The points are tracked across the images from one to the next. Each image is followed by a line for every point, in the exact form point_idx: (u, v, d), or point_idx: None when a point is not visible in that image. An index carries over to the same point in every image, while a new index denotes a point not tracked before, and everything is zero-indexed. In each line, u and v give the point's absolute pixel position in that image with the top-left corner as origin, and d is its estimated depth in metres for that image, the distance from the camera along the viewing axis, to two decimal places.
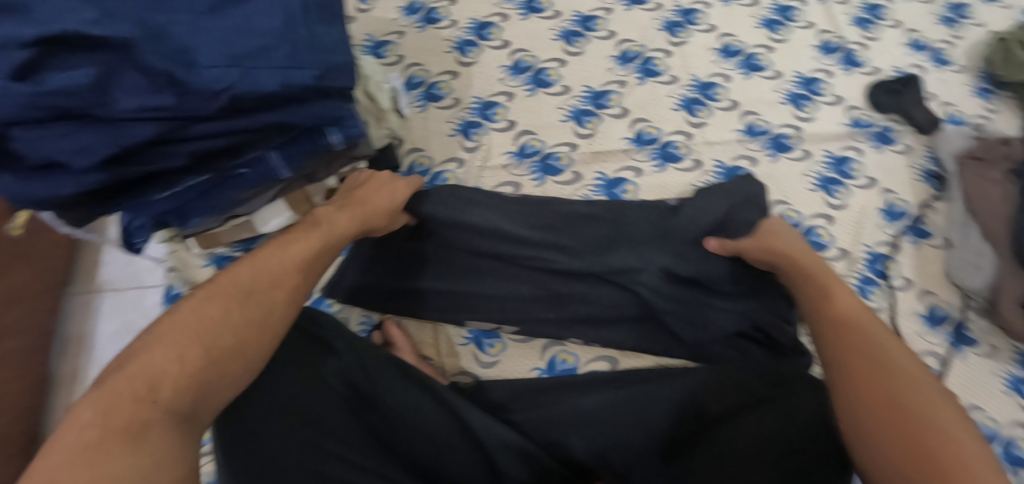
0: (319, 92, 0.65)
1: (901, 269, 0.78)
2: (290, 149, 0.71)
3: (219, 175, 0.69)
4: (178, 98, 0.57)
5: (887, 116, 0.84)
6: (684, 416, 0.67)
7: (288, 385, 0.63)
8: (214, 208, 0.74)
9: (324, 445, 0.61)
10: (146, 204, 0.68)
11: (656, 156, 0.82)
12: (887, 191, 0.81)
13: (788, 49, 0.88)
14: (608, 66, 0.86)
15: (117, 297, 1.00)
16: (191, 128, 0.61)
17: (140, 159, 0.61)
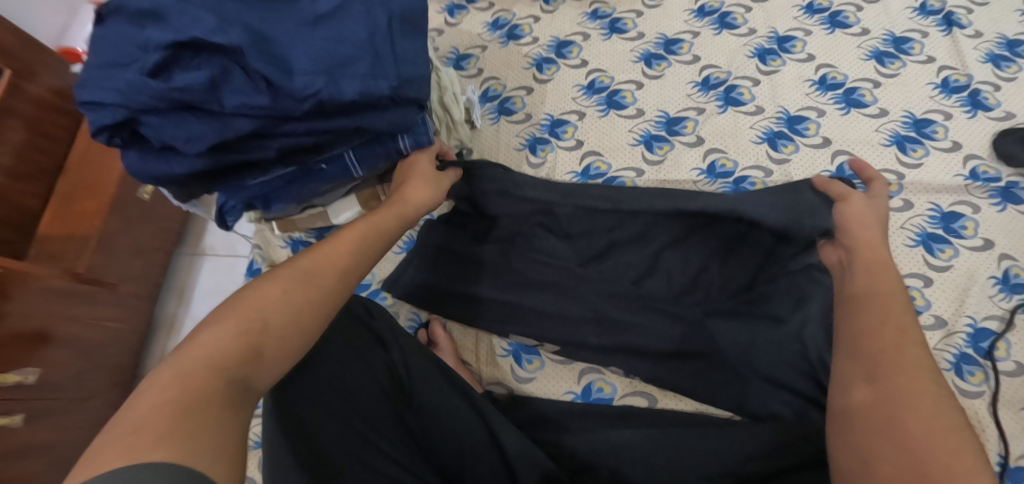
0: (395, 100, 0.66)
1: (1013, 351, 0.65)
2: (369, 150, 0.73)
3: (302, 169, 0.73)
4: (272, 98, 0.61)
5: (1016, 170, 0.72)
6: (731, 471, 0.61)
7: (340, 367, 0.64)
8: (296, 196, 0.77)
9: (366, 432, 0.61)
10: (239, 189, 0.73)
11: (727, 190, 0.76)
12: (1006, 257, 0.69)
13: (899, 86, 0.78)
14: (688, 91, 0.82)
15: (216, 261, 1.12)
16: (281, 127, 0.64)
17: (235, 149, 0.65)
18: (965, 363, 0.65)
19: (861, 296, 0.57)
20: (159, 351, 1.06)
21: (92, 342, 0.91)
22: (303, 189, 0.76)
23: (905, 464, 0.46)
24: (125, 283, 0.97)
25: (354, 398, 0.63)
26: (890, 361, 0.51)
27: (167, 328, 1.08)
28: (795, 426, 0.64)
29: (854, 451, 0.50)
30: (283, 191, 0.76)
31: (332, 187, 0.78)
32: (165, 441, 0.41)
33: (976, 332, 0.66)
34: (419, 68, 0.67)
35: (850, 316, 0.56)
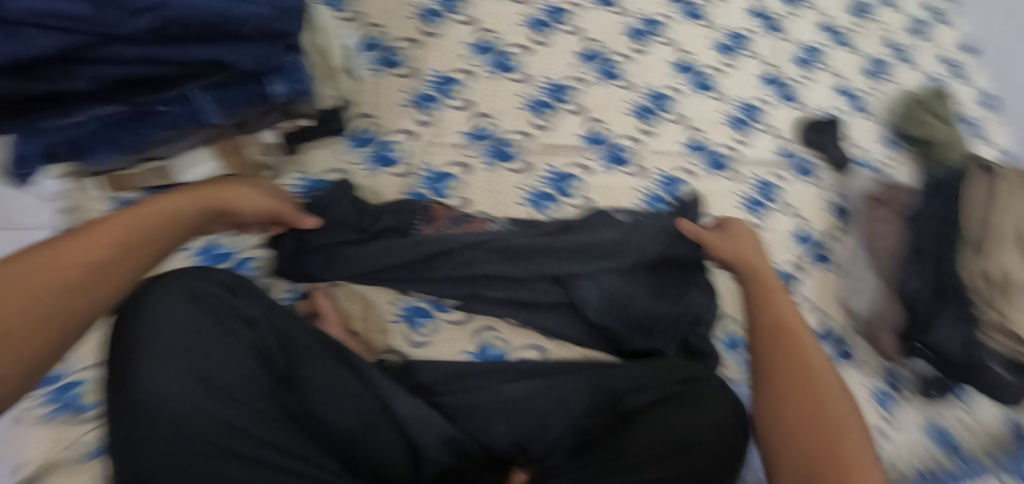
0: (261, 32, 0.57)
1: (802, 289, 0.86)
2: (222, 91, 0.61)
3: (136, 109, 0.59)
4: (95, 9, 0.48)
5: (808, 150, 0.93)
6: (605, 409, 0.68)
7: (197, 350, 0.55)
8: (127, 146, 0.62)
9: (225, 417, 0.53)
10: (40, 129, 0.55)
11: (605, 157, 0.84)
12: (800, 218, 0.89)
13: (736, 74, 0.95)
14: (570, 61, 0.88)
15: None
16: (107, 49, 0.51)
17: (38, 77, 0.49)
18: None
19: (786, 330, 0.59)
20: None
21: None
22: (137, 136, 0.61)
23: (817, 445, 0.50)
24: None
25: (213, 375, 0.55)
26: (789, 330, 0.59)
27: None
28: (648, 371, 0.69)
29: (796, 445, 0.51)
30: (106, 135, 0.60)
31: (172, 134, 0.64)
32: None
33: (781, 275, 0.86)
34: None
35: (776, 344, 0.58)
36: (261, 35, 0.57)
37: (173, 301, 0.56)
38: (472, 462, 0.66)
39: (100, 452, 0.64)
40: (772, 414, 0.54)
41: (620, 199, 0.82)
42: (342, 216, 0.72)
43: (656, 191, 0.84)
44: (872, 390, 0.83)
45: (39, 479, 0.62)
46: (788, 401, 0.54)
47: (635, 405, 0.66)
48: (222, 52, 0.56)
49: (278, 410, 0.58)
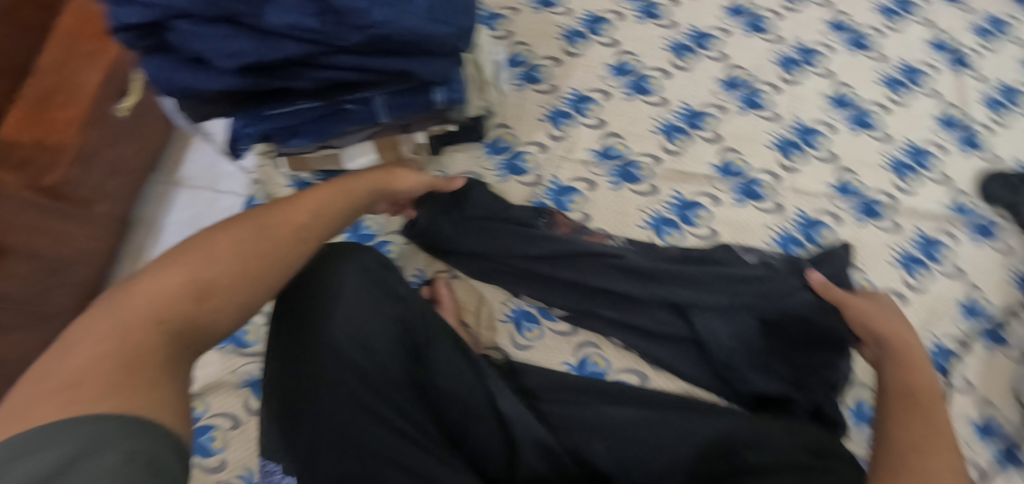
0: (450, 51, 0.61)
1: (966, 371, 0.73)
2: (404, 98, 0.68)
3: (330, 107, 0.67)
4: (326, 24, 0.54)
5: (994, 209, 0.80)
6: (712, 456, 0.61)
7: (353, 309, 0.60)
8: (322, 136, 0.70)
9: (363, 371, 0.58)
10: (260, 117, 0.65)
11: (738, 190, 0.80)
12: (972, 286, 0.76)
13: (905, 114, 0.85)
14: (712, 88, 0.85)
15: (193, 194, 1.02)
16: (329, 57, 0.57)
17: (274, 74, 0.58)
18: None
19: (915, 390, 0.54)
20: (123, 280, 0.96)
21: (57, 257, 0.80)
22: (330, 129, 0.70)
23: None
24: (97, 202, 0.86)
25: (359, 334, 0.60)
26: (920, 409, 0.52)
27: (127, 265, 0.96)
28: (772, 430, 0.62)
29: None
30: (307, 127, 0.69)
31: (354, 130, 0.72)
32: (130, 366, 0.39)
33: (939, 350, 0.73)
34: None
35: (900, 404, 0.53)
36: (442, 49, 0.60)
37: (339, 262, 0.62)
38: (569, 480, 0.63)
39: (250, 383, 0.73)
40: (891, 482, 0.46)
41: (751, 235, 0.77)
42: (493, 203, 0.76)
43: (792, 231, 0.77)
44: None
45: (203, 394, 0.72)
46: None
47: (753, 463, 0.58)
48: (417, 66, 0.60)
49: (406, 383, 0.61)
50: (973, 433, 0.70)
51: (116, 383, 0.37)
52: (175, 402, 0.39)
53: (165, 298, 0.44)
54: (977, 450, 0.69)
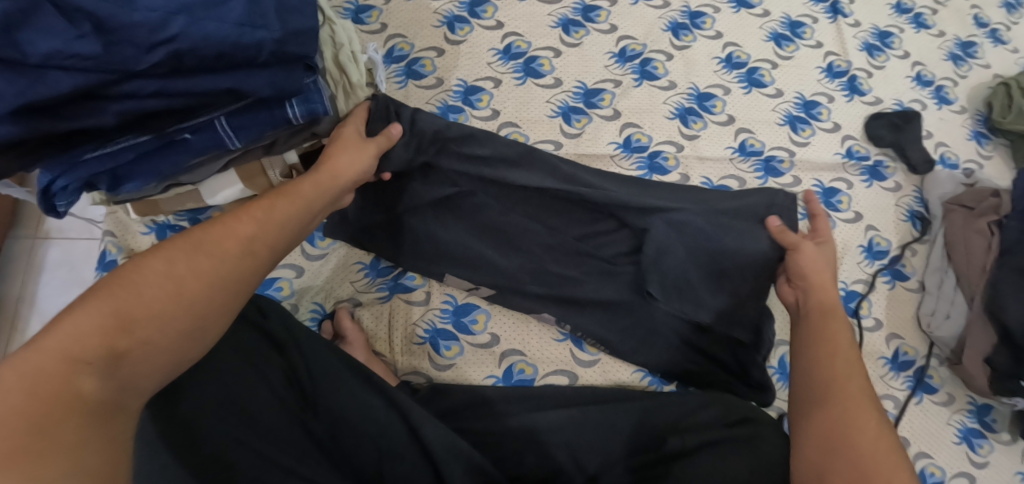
0: (278, 57, 0.54)
1: (873, 309, 0.76)
2: (246, 118, 0.61)
3: (160, 139, 0.59)
4: (105, 47, 0.46)
5: (881, 150, 0.83)
6: (641, 444, 0.63)
7: (227, 377, 0.57)
8: (159, 175, 0.63)
9: (249, 444, 0.54)
10: (75, 162, 0.58)
11: (642, 165, 0.78)
12: (871, 228, 0.79)
13: (793, 68, 0.85)
14: (606, 62, 0.82)
15: (64, 246, 0.92)
16: (124, 84, 0.50)
17: (59, 116, 0.49)
18: None
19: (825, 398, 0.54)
20: None
21: None
22: (166, 165, 0.62)
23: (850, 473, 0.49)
24: None
25: (243, 403, 0.56)
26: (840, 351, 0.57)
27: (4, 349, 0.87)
28: (695, 404, 0.65)
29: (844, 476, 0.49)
30: (139, 166, 0.61)
31: (205, 162, 0.65)
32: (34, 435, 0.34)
33: (847, 294, 0.76)
34: (308, 19, 0.55)
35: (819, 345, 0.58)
36: (276, 61, 0.54)
37: None
38: None
39: None
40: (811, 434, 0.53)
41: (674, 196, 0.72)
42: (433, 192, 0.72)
43: None
44: (958, 428, 0.72)
45: None
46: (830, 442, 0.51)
47: (677, 446, 0.60)
48: (240, 81, 0.53)
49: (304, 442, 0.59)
50: (887, 368, 0.74)
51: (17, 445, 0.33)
52: (92, 474, 0.35)
53: (101, 329, 0.39)
54: (895, 383, 0.73)
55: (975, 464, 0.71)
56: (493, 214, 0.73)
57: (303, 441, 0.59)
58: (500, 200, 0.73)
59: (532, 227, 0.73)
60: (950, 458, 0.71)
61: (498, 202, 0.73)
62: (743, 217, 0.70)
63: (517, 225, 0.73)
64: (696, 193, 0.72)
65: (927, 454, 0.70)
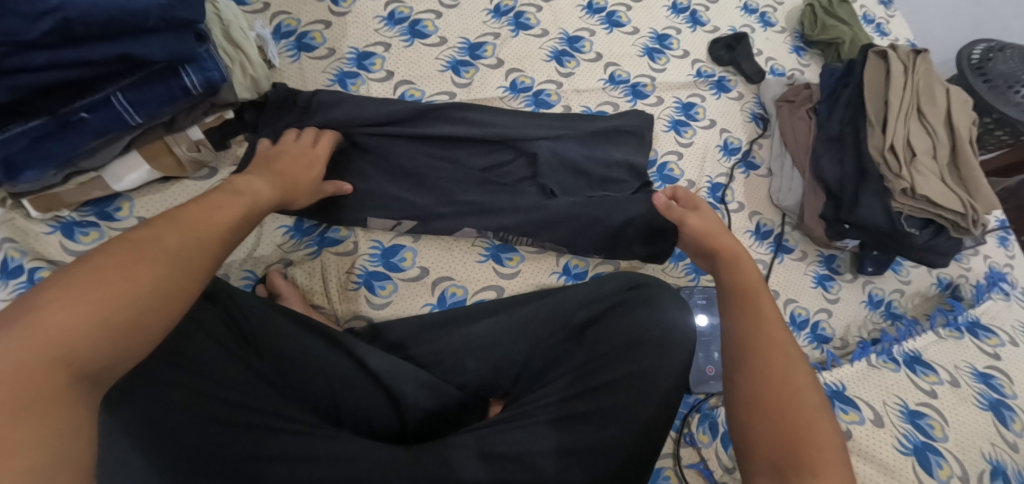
0: (168, 24, 0.58)
1: (736, 195, 0.91)
2: (142, 91, 0.63)
3: (54, 120, 0.60)
4: None
5: (724, 68, 0.99)
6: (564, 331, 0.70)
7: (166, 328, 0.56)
8: (58, 162, 0.62)
9: (195, 385, 0.55)
10: None
11: (529, 103, 0.88)
12: (724, 130, 0.94)
13: (643, 9, 0.99)
14: (484, 19, 0.91)
15: None
16: (16, 57, 0.53)
17: None
18: (710, 208, 0.88)
19: (744, 289, 0.60)
20: None
21: None
22: (65, 148, 0.61)
23: (786, 433, 0.49)
24: None
25: (180, 353, 0.56)
26: (764, 314, 0.57)
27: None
28: (607, 285, 0.73)
29: (779, 445, 0.49)
30: (34, 153, 0.60)
31: (103, 142, 0.66)
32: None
33: (713, 186, 0.90)
34: None
35: (737, 305, 0.58)
36: (166, 26, 0.58)
37: None
38: (452, 404, 0.68)
39: None
40: (744, 400, 0.52)
41: (555, 126, 0.84)
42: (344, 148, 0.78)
43: None
44: (813, 276, 0.89)
45: None
46: (767, 398, 0.51)
47: (585, 317, 0.70)
48: (135, 47, 0.57)
49: (254, 382, 0.59)
50: (752, 239, 0.89)
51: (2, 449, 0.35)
52: (68, 461, 0.38)
53: (59, 349, 0.39)
54: (760, 249, 0.89)
55: (829, 301, 0.87)
56: (402, 159, 0.79)
57: (253, 381, 0.59)
58: (407, 145, 0.80)
59: (437, 164, 0.79)
60: (811, 300, 0.87)
61: (405, 147, 0.79)
62: (621, 131, 0.86)
63: (428, 167, 0.79)
64: (572, 120, 0.85)
65: (793, 300, 0.86)
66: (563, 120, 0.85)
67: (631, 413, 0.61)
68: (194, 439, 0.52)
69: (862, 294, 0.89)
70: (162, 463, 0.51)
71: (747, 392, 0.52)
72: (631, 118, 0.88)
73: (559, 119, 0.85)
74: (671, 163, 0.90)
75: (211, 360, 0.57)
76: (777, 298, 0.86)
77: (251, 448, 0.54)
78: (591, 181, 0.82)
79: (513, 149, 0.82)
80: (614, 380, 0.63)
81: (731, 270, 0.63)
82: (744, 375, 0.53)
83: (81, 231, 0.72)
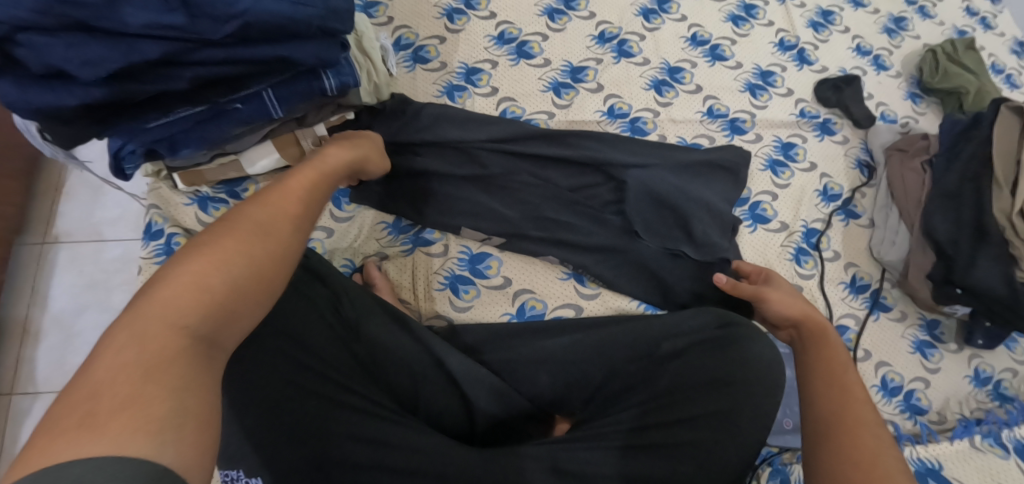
0: (321, 32, 0.64)
1: (832, 243, 0.87)
2: (285, 89, 0.70)
3: (213, 109, 0.68)
4: (187, 18, 0.55)
5: (830, 110, 0.95)
6: (641, 358, 0.70)
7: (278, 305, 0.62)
8: (208, 141, 0.71)
9: (300, 359, 0.61)
10: (139, 131, 0.66)
11: (625, 128, 0.89)
12: (825, 175, 0.91)
13: (749, 44, 0.98)
14: (587, 44, 0.94)
15: (74, 249, 1.03)
16: (196, 53, 0.59)
17: (142, 80, 0.58)
18: (801, 254, 0.86)
19: (832, 361, 0.61)
20: (14, 358, 0.95)
21: None
22: (215, 132, 0.70)
23: None
24: None
25: (291, 328, 0.62)
26: (849, 385, 0.58)
27: (62, 324, 0.97)
28: (692, 321, 0.72)
29: None
30: (191, 133, 0.69)
31: (246, 130, 0.74)
32: (132, 403, 0.36)
33: (807, 231, 0.87)
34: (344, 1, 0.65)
35: (823, 372, 0.60)
36: (320, 34, 0.64)
37: None
38: (518, 417, 0.70)
39: None
40: (818, 460, 0.52)
41: (649, 154, 0.85)
42: (442, 155, 0.83)
43: None
44: (912, 341, 0.83)
45: None
46: (846, 458, 0.51)
47: (670, 349, 0.69)
48: (292, 51, 0.63)
49: (349, 363, 0.64)
50: (846, 291, 0.85)
51: (135, 397, 0.36)
52: (196, 413, 0.37)
53: (175, 320, 0.40)
54: (854, 303, 0.85)
55: (928, 371, 0.82)
56: (495, 171, 0.82)
57: (348, 362, 0.64)
58: (503, 160, 0.83)
59: (530, 181, 0.82)
60: (906, 365, 0.82)
61: (499, 160, 0.83)
62: (715, 165, 0.85)
63: (522, 184, 0.82)
64: (667, 149, 0.85)
65: (887, 362, 0.81)
66: (660, 149, 0.85)
67: (713, 458, 0.61)
68: (293, 412, 0.58)
69: (966, 368, 0.82)
70: (257, 425, 0.56)
71: (821, 453, 0.53)
72: (726, 153, 0.87)
73: (657, 149, 0.85)
74: (765, 203, 0.88)
75: (317, 339, 0.63)
76: (869, 357, 0.81)
77: (341, 424, 0.59)
78: (680, 215, 0.81)
79: (603, 174, 0.84)
80: (693, 418, 0.62)
81: (822, 343, 0.64)
82: (822, 437, 0.54)
83: (213, 205, 0.83)
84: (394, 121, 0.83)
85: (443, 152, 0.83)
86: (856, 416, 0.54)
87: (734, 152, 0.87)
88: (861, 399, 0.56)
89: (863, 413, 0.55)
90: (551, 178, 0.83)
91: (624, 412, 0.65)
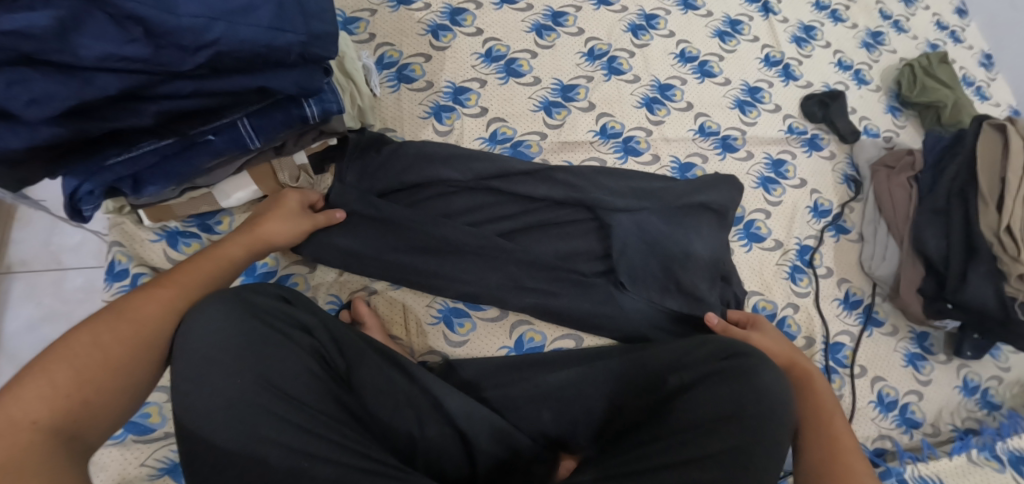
0: (303, 58, 0.58)
1: (824, 259, 0.88)
2: (263, 120, 0.65)
3: (182, 142, 0.62)
4: (153, 50, 0.50)
5: (816, 125, 0.96)
6: (647, 394, 0.68)
7: (267, 358, 0.56)
8: (177, 177, 0.65)
9: (293, 418, 0.54)
10: (99, 168, 0.60)
11: (619, 149, 0.87)
12: (815, 191, 0.92)
13: (736, 60, 0.98)
14: (577, 61, 0.91)
15: (32, 278, 0.94)
16: (163, 86, 0.53)
17: (97, 116, 0.53)
18: (797, 272, 0.86)
19: (820, 410, 0.66)
20: None
21: None
22: (185, 166, 0.65)
23: None
24: None
25: (278, 380, 0.56)
26: (838, 436, 0.63)
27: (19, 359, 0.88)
28: (695, 353, 0.69)
29: None
30: (158, 170, 0.64)
31: (221, 163, 0.69)
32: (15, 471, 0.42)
33: (801, 249, 0.88)
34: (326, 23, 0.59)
35: (814, 421, 0.65)
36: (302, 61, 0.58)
37: (232, 319, 0.57)
38: (523, 455, 0.67)
39: (169, 469, 0.67)
40: None
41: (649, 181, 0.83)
42: (420, 197, 0.78)
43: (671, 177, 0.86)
44: (904, 354, 0.85)
45: None
46: None
47: (677, 383, 0.67)
48: (269, 80, 0.58)
49: (346, 416, 0.59)
50: (841, 308, 0.86)
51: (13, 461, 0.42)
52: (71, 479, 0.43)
53: (58, 391, 0.46)
54: (848, 319, 0.85)
55: (921, 383, 0.83)
56: (475, 213, 0.78)
57: (346, 415, 0.59)
58: (492, 194, 0.79)
59: (517, 217, 0.78)
60: (901, 379, 0.83)
61: (478, 198, 0.78)
62: (712, 191, 0.82)
63: (507, 220, 0.78)
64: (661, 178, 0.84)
65: (881, 377, 0.82)
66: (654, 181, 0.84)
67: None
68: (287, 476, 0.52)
69: (957, 379, 0.84)
70: None
71: None
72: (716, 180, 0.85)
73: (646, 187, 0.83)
74: (759, 221, 0.88)
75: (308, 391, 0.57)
76: (865, 374, 0.82)
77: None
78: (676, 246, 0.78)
79: (588, 211, 0.79)
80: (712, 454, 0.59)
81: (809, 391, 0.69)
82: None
83: (184, 241, 0.76)
84: (364, 166, 0.78)
85: (421, 195, 0.78)
86: (845, 466, 0.59)
87: (729, 187, 0.85)
88: (850, 449, 0.61)
89: (855, 463, 0.60)
90: (540, 217, 0.79)
91: (630, 451, 0.62)
